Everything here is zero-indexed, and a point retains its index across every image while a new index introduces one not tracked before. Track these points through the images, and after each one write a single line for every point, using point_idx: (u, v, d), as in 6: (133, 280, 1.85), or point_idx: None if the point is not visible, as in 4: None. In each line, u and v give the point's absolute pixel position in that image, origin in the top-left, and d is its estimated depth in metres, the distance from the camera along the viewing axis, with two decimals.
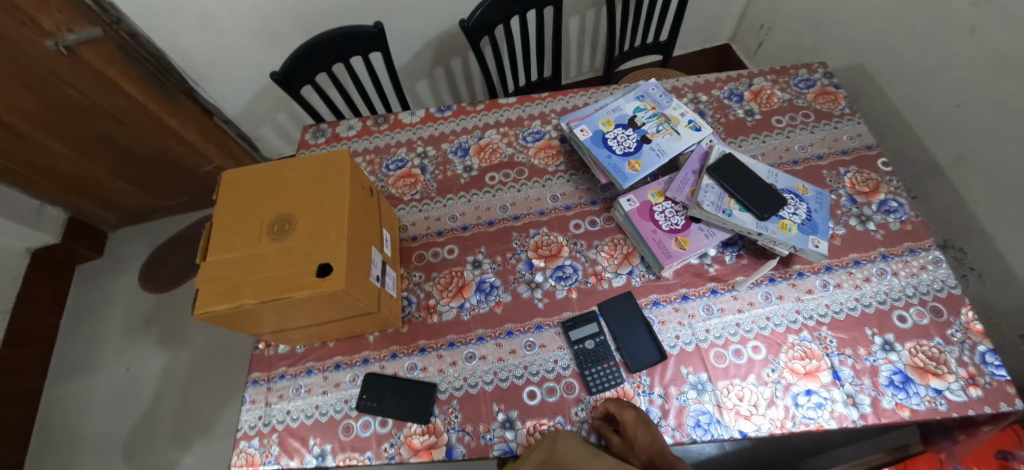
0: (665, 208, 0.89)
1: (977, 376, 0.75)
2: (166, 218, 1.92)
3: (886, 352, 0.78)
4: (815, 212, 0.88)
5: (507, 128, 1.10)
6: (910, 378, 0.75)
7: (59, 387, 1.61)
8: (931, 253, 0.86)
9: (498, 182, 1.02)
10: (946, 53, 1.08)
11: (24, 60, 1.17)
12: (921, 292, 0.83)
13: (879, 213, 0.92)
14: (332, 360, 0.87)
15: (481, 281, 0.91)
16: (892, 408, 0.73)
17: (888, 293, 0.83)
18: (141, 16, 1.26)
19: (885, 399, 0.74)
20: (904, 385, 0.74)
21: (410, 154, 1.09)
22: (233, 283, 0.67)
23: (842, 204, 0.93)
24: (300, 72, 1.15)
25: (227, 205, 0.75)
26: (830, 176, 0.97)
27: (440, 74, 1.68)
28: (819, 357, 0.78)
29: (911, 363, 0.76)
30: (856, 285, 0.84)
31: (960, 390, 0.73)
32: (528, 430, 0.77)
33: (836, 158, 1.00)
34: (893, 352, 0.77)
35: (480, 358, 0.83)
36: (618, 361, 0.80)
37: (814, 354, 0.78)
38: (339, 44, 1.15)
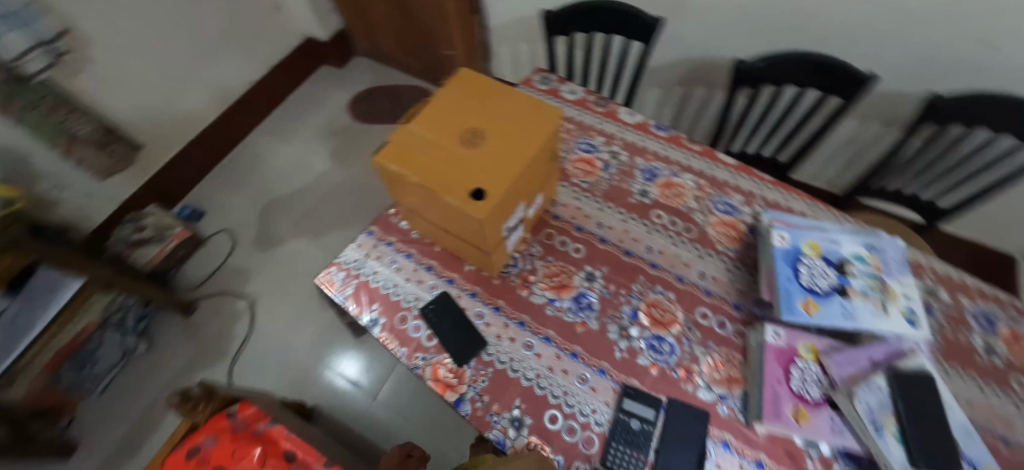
0: (810, 370, 0.76)
1: None
2: (395, 70, 2.22)
3: None
4: None
5: (706, 182, 1.02)
6: None
7: (259, 136, 2.03)
8: None
9: (661, 224, 0.97)
10: None
11: None
12: None
13: None
14: (430, 260, 0.95)
15: (583, 294, 0.89)
16: None
17: None
18: None
19: None
20: None
21: (603, 146, 1.08)
22: (412, 155, 0.75)
23: None
24: (569, 23, 1.21)
25: (448, 93, 0.84)
26: None
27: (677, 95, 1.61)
28: None
29: None
30: None
31: None
32: (528, 442, 0.75)
33: None
34: None
35: (536, 353, 0.83)
36: (647, 460, 0.74)
37: None
38: (615, 19, 1.18)
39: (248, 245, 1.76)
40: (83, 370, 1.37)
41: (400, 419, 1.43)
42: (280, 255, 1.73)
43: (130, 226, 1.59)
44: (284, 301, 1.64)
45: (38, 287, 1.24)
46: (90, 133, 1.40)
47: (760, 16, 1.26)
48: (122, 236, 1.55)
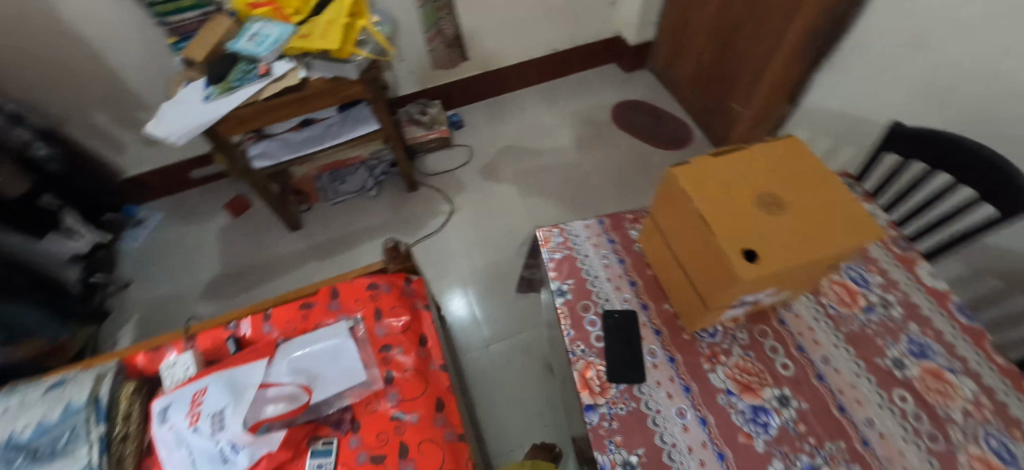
0: None
1: None
2: (671, 99, 2.19)
3: None
4: None
5: (990, 405, 0.80)
6: None
7: (529, 93, 2.24)
8: None
9: (902, 409, 0.80)
10: None
11: None
12: None
13: None
14: (635, 278, 0.97)
15: (764, 411, 0.80)
16: None
17: None
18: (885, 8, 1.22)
19: None
20: None
21: (878, 290, 0.93)
22: (709, 184, 0.77)
23: None
24: (918, 147, 1.05)
25: (764, 153, 0.82)
26: None
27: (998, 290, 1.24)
28: None
29: None
30: None
31: None
32: None
33: None
34: None
35: (686, 426, 0.79)
36: None
37: None
38: (975, 163, 0.96)
39: (476, 169, 1.96)
40: (335, 182, 1.88)
41: (500, 390, 1.43)
42: (494, 193, 1.88)
43: (416, 106, 2.00)
44: (475, 229, 1.79)
45: (352, 115, 1.67)
46: (451, 33, 1.82)
47: None
48: (410, 111, 1.98)
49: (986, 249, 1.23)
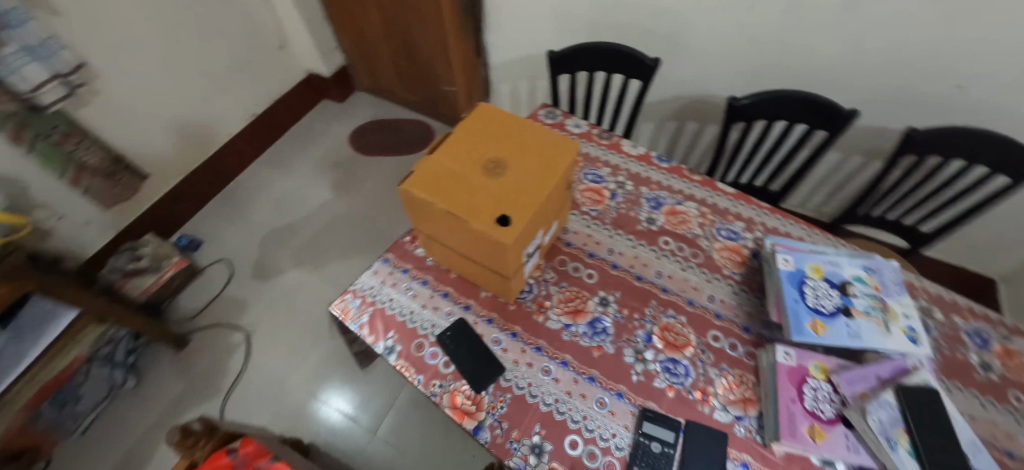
0: (821, 389, 0.80)
1: None
2: (395, 106, 2.34)
3: None
4: None
5: (708, 210, 1.07)
6: None
7: (259, 168, 2.11)
8: None
9: (669, 249, 1.01)
10: None
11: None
12: None
13: None
14: (445, 287, 0.97)
15: (598, 319, 0.91)
16: None
17: None
18: None
19: None
20: None
21: (610, 176, 1.13)
22: (440, 181, 0.79)
23: None
24: (573, 61, 1.30)
25: (467, 128, 0.88)
26: None
27: (670, 127, 1.71)
28: None
29: None
30: None
31: None
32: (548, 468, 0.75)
33: None
34: None
35: (555, 378, 0.84)
36: None
37: None
38: (609, 57, 1.29)
39: (249, 272, 1.78)
40: (63, 409, 1.31)
41: (405, 449, 1.39)
42: (285, 281, 1.75)
43: (124, 256, 1.59)
44: (287, 328, 1.63)
45: (25, 322, 1.22)
46: (100, 162, 1.48)
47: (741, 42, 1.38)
48: (119, 266, 1.56)
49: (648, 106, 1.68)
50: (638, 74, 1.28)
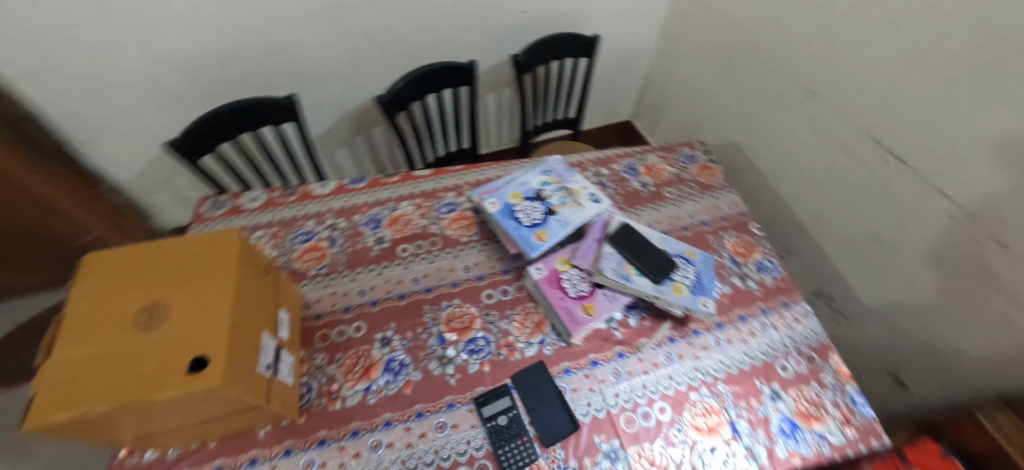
0: (572, 277, 0.95)
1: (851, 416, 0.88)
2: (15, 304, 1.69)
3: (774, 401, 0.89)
4: (703, 274, 1.01)
5: (420, 200, 1.13)
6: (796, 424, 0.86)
7: None
8: (801, 305, 1.03)
9: (411, 253, 1.03)
10: (776, 124, 1.48)
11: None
12: (796, 342, 0.97)
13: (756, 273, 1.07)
14: (212, 463, 0.74)
15: (390, 360, 0.87)
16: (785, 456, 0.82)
17: (771, 345, 0.96)
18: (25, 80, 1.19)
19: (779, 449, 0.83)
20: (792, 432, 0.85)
21: (318, 227, 1.06)
22: (86, 383, 0.58)
23: (726, 264, 1.08)
24: (205, 138, 1.13)
25: (87, 294, 0.66)
26: (715, 241, 1.11)
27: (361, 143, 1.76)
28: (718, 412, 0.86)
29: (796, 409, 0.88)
30: (743, 340, 0.96)
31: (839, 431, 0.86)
32: None
33: (720, 224, 1.15)
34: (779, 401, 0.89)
35: (387, 445, 0.77)
36: (532, 436, 0.80)
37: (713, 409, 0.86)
38: (241, 117, 1.17)
39: None
40: None
41: None
42: None
43: None
44: None
45: None
46: None
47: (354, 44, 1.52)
48: None
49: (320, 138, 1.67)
50: (283, 119, 1.22)
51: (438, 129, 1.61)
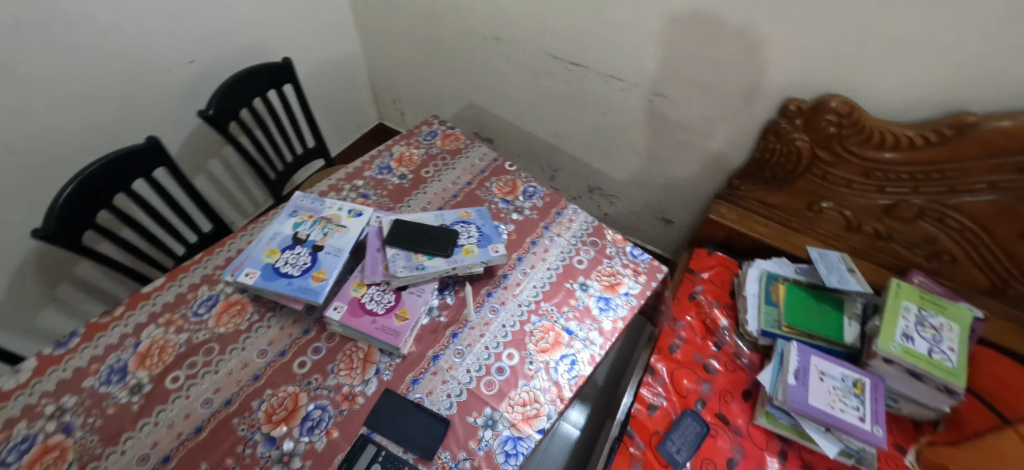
0: (584, 217, 1.06)
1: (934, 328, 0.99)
2: None
3: (903, 321, 1.00)
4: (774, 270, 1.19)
5: (427, 149, 1.16)
6: (916, 333, 0.98)
7: None
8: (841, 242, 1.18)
9: (440, 190, 1.06)
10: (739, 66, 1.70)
11: (89, 117, 1.10)
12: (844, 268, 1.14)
13: (813, 219, 1.18)
14: (237, 431, 0.73)
15: (445, 290, 0.91)
16: (931, 349, 0.96)
17: (837, 277, 1.12)
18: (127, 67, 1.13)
19: (920, 348, 0.97)
20: (924, 335, 0.98)
21: (341, 193, 1.04)
22: None
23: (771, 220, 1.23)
24: (230, 106, 1.12)
25: None
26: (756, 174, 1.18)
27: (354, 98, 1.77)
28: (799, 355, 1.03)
29: (913, 321, 1.00)
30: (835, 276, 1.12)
31: (946, 335, 0.98)
32: (514, 421, 0.76)
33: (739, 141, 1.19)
34: (903, 315, 1.01)
35: (463, 367, 0.81)
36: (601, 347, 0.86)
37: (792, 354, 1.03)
38: (253, 83, 1.17)
39: None
40: None
41: None
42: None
43: None
44: None
45: None
46: None
47: None
48: None
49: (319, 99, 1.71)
50: (283, 79, 1.24)
51: (456, 75, 1.59)
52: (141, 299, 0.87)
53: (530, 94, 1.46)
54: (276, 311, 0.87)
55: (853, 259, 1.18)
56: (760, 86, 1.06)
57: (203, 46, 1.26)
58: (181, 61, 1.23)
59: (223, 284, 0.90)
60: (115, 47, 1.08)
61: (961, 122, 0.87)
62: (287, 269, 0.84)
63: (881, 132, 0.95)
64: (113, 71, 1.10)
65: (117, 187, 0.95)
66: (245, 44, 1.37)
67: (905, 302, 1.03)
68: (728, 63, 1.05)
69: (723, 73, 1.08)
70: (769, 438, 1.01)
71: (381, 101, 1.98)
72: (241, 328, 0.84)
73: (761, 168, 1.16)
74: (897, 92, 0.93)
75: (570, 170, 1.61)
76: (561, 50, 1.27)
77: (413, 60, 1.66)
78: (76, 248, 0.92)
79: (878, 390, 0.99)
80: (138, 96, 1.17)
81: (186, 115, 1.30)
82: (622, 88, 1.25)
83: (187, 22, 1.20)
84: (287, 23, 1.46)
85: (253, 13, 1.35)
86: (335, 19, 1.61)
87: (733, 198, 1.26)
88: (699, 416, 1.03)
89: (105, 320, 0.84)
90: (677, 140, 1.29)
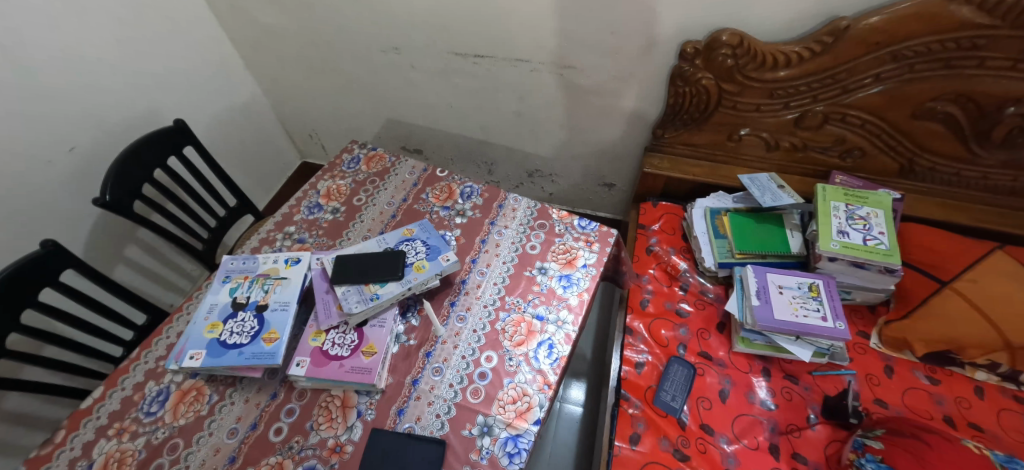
0: (524, 203, 1.06)
1: (863, 218, 1.07)
2: None
3: (837, 218, 1.08)
4: (715, 204, 1.25)
5: (353, 176, 1.12)
6: (850, 227, 1.06)
7: None
8: (765, 165, 1.25)
9: (376, 214, 1.04)
10: None
11: None
12: (775, 185, 1.19)
13: (738, 148, 1.24)
14: None
15: (408, 311, 0.89)
16: (865, 238, 1.04)
17: (772, 193, 1.16)
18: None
19: (857, 239, 1.04)
20: (856, 227, 1.06)
21: (275, 245, 0.99)
22: None
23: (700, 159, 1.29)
24: (126, 186, 1.03)
25: None
26: (675, 120, 1.22)
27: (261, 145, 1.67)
28: (755, 276, 1.09)
29: (845, 216, 1.08)
30: (770, 193, 1.16)
31: (874, 221, 1.07)
32: (508, 419, 0.76)
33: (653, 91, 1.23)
34: (835, 214, 1.08)
35: (444, 383, 0.80)
36: (574, 324, 0.87)
37: (749, 277, 1.09)
38: (148, 155, 1.08)
39: None
40: None
41: None
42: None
43: None
44: None
45: None
46: None
47: (245, 30, 1.45)
48: None
49: (227, 154, 1.61)
50: (181, 142, 1.15)
51: (366, 95, 1.54)
52: (82, 416, 0.78)
53: (445, 96, 1.44)
54: (237, 385, 0.82)
55: (780, 175, 1.25)
56: (657, 37, 1.09)
57: (81, 128, 1.15)
58: (60, 150, 1.12)
59: (171, 374, 0.83)
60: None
61: (836, 28, 0.93)
62: (234, 339, 0.79)
63: (771, 53, 1.01)
64: None
65: (22, 303, 0.85)
66: (128, 115, 1.26)
67: (834, 202, 1.10)
68: (621, 22, 1.08)
69: (620, 33, 1.11)
70: (750, 361, 1.06)
71: (297, 139, 1.90)
72: (203, 414, 0.78)
73: (678, 113, 1.20)
74: (775, 15, 0.99)
75: (503, 159, 1.61)
76: (462, 46, 1.26)
77: (317, 90, 1.60)
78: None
79: (831, 285, 1.07)
80: (20, 199, 1.06)
81: (82, 207, 1.19)
82: (530, 68, 1.26)
83: (54, 109, 1.09)
84: (171, 83, 1.36)
85: (127, 81, 1.24)
86: (222, 67, 1.52)
87: (663, 147, 1.31)
88: (683, 360, 1.06)
89: (47, 450, 0.74)
90: (595, 106, 1.32)
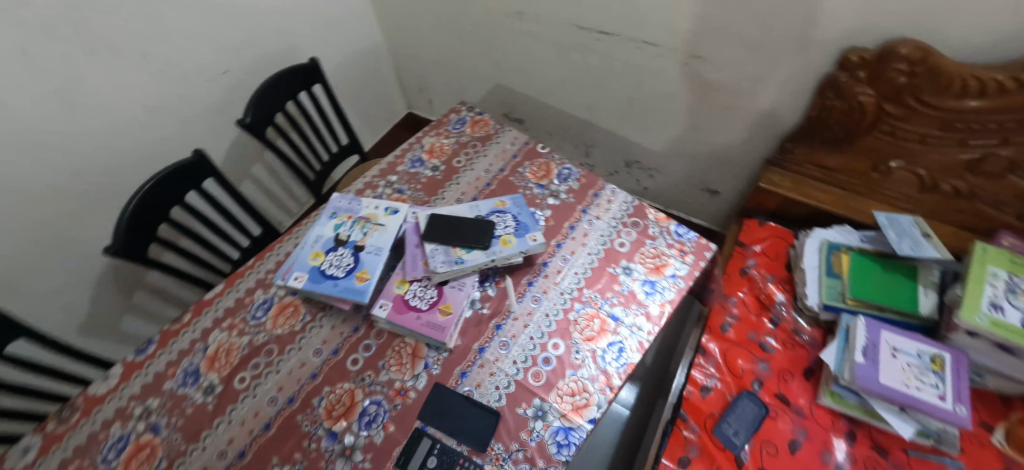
0: (621, 196, 1.02)
1: None
2: None
3: (992, 289, 0.89)
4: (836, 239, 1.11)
5: (457, 138, 1.14)
6: (1008, 302, 0.87)
7: None
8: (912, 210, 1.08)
9: (473, 180, 1.05)
10: None
11: (141, 132, 1.16)
12: (920, 232, 1.02)
13: (881, 181, 1.07)
14: (302, 425, 0.77)
15: (487, 280, 0.91)
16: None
17: (912, 240, 1.00)
18: (169, 83, 1.17)
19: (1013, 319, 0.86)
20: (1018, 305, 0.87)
21: (378, 190, 1.05)
22: None
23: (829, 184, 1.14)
24: (264, 112, 1.14)
25: None
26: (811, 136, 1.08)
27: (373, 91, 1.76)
28: (868, 330, 0.96)
29: (1005, 289, 0.89)
30: (910, 239, 1.00)
31: None
32: (564, 410, 0.76)
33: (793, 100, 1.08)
34: (992, 283, 0.90)
35: (508, 358, 0.82)
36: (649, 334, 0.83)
37: (859, 328, 0.96)
38: (284, 86, 1.18)
39: None
40: None
41: None
42: None
43: None
44: None
45: None
46: None
47: None
48: None
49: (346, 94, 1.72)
50: (312, 79, 1.24)
51: (481, 56, 1.54)
52: (206, 305, 0.91)
53: (559, 69, 1.40)
54: (327, 311, 0.90)
55: (926, 221, 1.07)
56: (818, 40, 0.95)
57: (235, 53, 1.29)
58: (216, 71, 1.26)
59: (276, 287, 0.94)
60: (155, 65, 1.12)
61: None
62: (332, 271, 0.86)
63: (963, 77, 0.83)
64: (156, 87, 1.14)
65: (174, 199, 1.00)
66: (273, 47, 1.39)
67: (993, 269, 0.92)
68: (777, 17, 0.95)
69: (773, 29, 0.98)
70: (834, 418, 0.96)
71: (407, 89, 1.97)
72: (297, 329, 0.88)
73: (818, 128, 1.06)
74: (982, 34, 0.81)
75: (604, 144, 1.55)
76: (589, 21, 1.20)
77: (436, 45, 1.63)
78: (143, 258, 0.98)
79: (961, 364, 0.91)
80: (182, 107, 1.22)
81: (225, 123, 1.34)
82: (656, 54, 1.17)
83: (218, 33, 1.22)
84: (311, 21, 1.46)
85: (278, 15, 1.35)
86: (356, 11, 1.59)
87: (787, 162, 1.17)
88: (756, 396, 0.98)
89: (177, 326, 0.88)
90: (720, 105, 1.20)
